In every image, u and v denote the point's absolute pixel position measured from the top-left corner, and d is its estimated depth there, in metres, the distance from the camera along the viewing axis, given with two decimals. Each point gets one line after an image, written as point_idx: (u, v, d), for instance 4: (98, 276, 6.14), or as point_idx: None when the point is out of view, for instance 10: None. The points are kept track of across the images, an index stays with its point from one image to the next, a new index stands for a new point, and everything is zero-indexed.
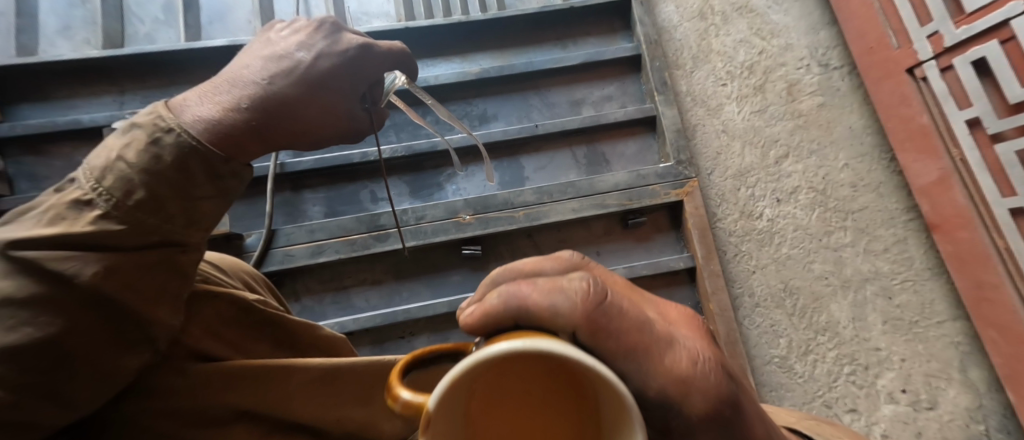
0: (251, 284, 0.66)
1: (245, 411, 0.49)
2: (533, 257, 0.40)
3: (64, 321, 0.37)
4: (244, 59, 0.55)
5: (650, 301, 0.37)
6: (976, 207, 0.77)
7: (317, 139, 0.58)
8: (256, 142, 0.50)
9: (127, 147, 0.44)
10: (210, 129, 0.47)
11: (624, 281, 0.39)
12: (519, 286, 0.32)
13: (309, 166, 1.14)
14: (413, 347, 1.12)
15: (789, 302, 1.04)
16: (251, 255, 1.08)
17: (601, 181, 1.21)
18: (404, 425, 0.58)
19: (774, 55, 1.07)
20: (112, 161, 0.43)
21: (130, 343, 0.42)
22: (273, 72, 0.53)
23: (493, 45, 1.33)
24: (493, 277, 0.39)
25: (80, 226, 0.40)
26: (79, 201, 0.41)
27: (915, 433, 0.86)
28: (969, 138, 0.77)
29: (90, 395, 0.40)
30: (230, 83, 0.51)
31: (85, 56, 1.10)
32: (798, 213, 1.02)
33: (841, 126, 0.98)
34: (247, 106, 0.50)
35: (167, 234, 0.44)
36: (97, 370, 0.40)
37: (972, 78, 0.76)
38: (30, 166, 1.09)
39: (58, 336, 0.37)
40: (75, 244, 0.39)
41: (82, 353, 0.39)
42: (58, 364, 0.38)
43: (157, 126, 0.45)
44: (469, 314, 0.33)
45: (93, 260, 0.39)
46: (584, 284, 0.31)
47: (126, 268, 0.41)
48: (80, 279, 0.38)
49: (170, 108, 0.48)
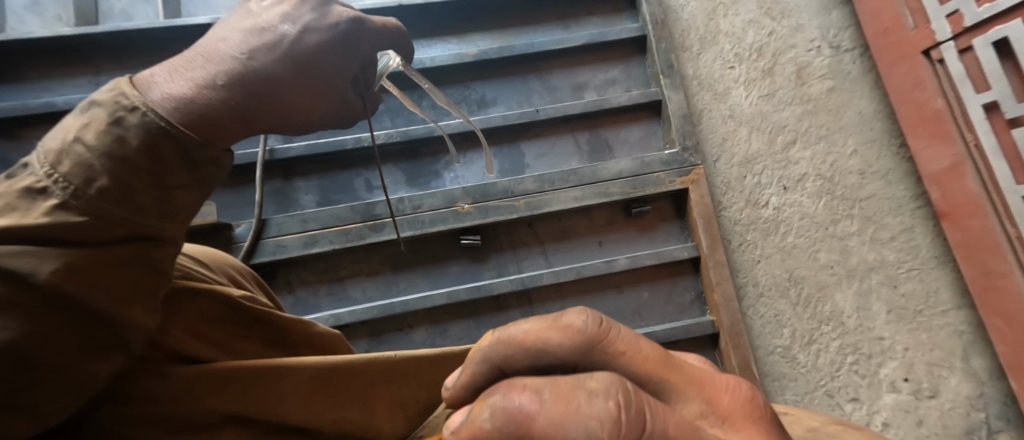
0: (237, 279, 0.62)
1: (233, 416, 0.46)
2: (536, 323, 0.36)
3: (22, 325, 0.33)
4: (221, 30, 0.50)
5: (693, 380, 0.34)
6: (987, 192, 0.73)
7: (302, 122, 0.54)
8: (234, 124, 0.46)
9: (86, 128, 0.40)
10: (181, 109, 0.43)
11: (658, 353, 0.35)
12: (515, 397, 0.30)
13: (300, 152, 1.10)
14: (411, 340, 1.10)
15: (794, 291, 1.03)
16: (239, 246, 1.04)
17: (603, 169, 1.17)
18: (406, 424, 0.55)
19: (784, 37, 1.03)
20: (69, 143, 0.39)
21: (100, 347, 0.38)
22: (254, 46, 0.49)
23: (491, 26, 1.28)
24: (484, 351, 0.37)
25: (34, 217, 0.36)
26: (32, 189, 0.37)
27: (915, 421, 0.85)
28: (984, 123, 0.73)
29: (57, 404, 0.36)
30: (205, 56, 0.47)
31: (57, 34, 1.04)
32: (806, 201, 0.99)
33: (851, 111, 0.94)
34: (223, 83, 0.46)
35: (136, 226, 0.40)
36: (63, 378, 0.36)
37: (992, 58, 0.71)
38: (3, 152, 1.04)
39: (13, 342, 0.33)
40: (28, 237, 0.35)
41: (45, 359, 0.35)
42: (18, 372, 0.34)
43: (119, 105, 0.41)
44: (455, 430, 0.31)
45: (50, 256, 0.35)
46: (610, 407, 0.28)
47: (92, 265, 0.37)
48: (37, 278, 0.34)
49: (136, 85, 0.44)
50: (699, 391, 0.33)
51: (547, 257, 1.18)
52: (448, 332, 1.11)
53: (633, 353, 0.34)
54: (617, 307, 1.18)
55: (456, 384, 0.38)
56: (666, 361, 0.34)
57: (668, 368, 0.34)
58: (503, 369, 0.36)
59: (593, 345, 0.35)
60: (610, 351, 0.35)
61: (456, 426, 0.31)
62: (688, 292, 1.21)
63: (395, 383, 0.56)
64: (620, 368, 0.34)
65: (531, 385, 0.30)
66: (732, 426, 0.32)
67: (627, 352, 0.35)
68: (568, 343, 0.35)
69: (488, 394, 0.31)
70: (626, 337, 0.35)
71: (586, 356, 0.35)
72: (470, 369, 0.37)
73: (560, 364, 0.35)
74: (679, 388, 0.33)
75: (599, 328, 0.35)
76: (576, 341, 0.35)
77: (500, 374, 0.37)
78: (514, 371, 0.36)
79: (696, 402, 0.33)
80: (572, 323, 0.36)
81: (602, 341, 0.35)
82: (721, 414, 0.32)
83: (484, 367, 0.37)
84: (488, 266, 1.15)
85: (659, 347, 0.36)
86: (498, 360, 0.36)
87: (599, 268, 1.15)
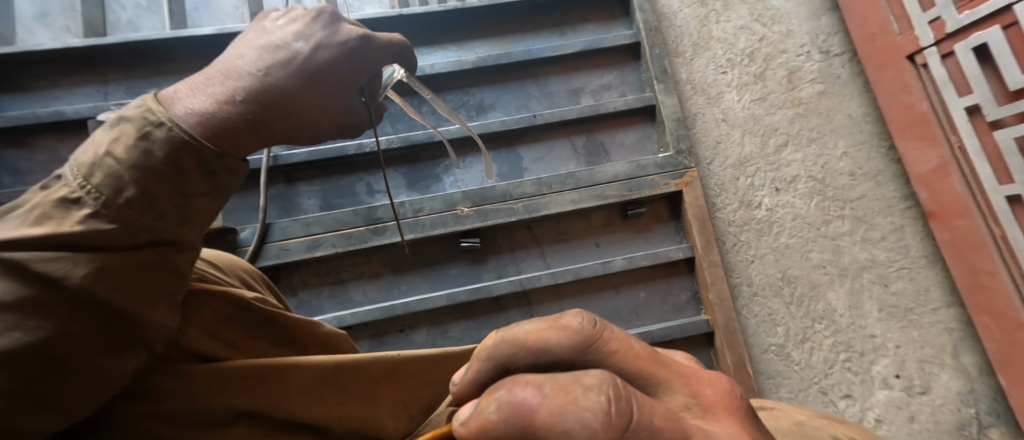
0: (248, 281, 0.64)
1: (245, 411, 0.48)
2: (535, 325, 0.38)
3: (54, 325, 0.36)
4: (238, 47, 0.52)
5: (676, 375, 0.36)
6: (972, 194, 0.75)
7: (313, 135, 0.56)
8: (250, 136, 0.48)
9: (116, 142, 0.42)
10: (203, 124, 0.45)
11: (648, 351, 0.37)
12: (517, 391, 0.32)
13: (303, 158, 1.12)
14: (412, 340, 1.12)
15: (787, 290, 1.04)
16: (245, 250, 1.06)
17: (600, 172, 1.20)
18: (410, 423, 0.57)
19: (776, 42, 1.06)
20: (100, 157, 0.41)
21: (122, 346, 0.40)
22: (270, 63, 0.51)
23: (489, 33, 1.30)
24: (489, 350, 0.39)
25: (69, 225, 0.38)
26: (67, 199, 0.40)
27: (908, 417, 0.87)
28: (967, 125, 0.75)
29: (85, 399, 0.38)
30: (223, 73, 0.49)
31: (66, 45, 1.06)
32: (797, 202, 1.01)
33: (841, 115, 0.97)
34: (241, 99, 0.48)
35: (159, 232, 0.42)
36: (91, 375, 0.38)
37: (972, 63, 0.73)
38: (13, 160, 1.05)
39: (45, 341, 0.35)
40: (63, 244, 0.38)
41: (74, 358, 0.37)
42: (47, 369, 0.36)
43: (147, 120, 0.43)
44: (466, 421, 0.33)
45: (83, 261, 0.37)
46: (603, 400, 0.29)
47: (118, 268, 0.39)
48: (69, 282, 0.37)
49: (160, 101, 0.46)
50: (685, 384, 0.35)
51: (545, 258, 1.20)
52: (448, 333, 1.13)
53: (626, 351, 0.36)
54: (614, 308, 1.21)
55: (463, 380, 0.40)
56: (655, 358, 0.36)
57: (657, 366, 0.36)
58: (506, 366, 0.38)
59: (587, 347, 0.36)
60: (603, 351, 0.36)
61: (466, 418, 0.34)
62: (684, 292, 1.23)
63: (398, 382, 0.57)
64: (612, 366, 0.36)
65: (533, 381, 0.32)
66: (714, 416, 0.34)
67: (619, 352, 0.36)
68: (567, 342, 0.36)
69: (494, 389, 0.33)
70: (620, 336, 0.37)
71: (583, 355, 0.36)
72: (476, 370, 0.39)
73: (559, 361, 0.37)
74: (666, 381, 0.35)
75: (594, 328, 0.37)
76: (574, 341, 0.36)
77: (503, 370, 0.38)
78: (518, 368, 0.38)
79: (682, 394, 0.35)
80: (570, 324, 0.37)
81: (594, 344, 0.36)
82: (704, 405, 0.35)
83: (490, 366, 0.38)
84: (487, 267, 1.17)
85: (649, 346, 0.38)
86: (502, 359, 0.38)
87: (597, 269, 1.17)
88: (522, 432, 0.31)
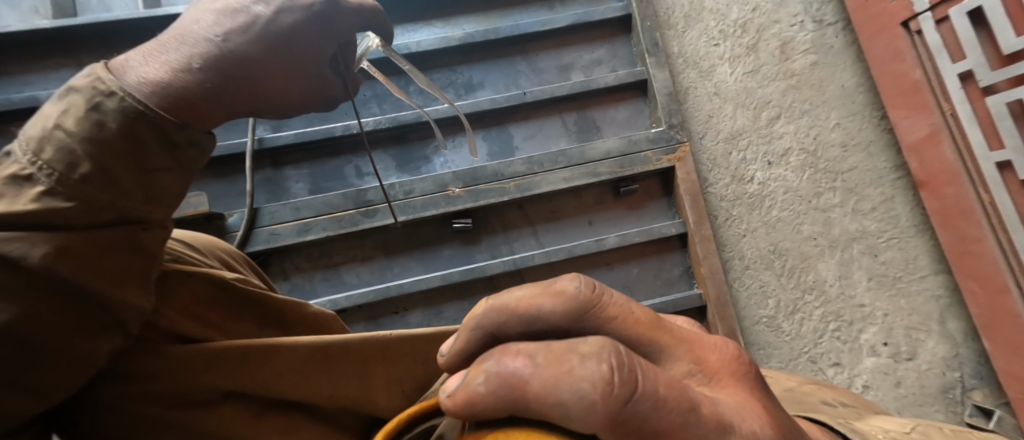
0: (229, 262, 0.64)
1: (233, 391, 0.48)
2: (529, 290, 0.34)
3: (18, 308, 0.36)
4: (194, 13, 0.51)
5: (684, 345, 0.33)
6: (963, 160, 0.74)
7: (274, 108, 0.55)
8: (211, 107, 0.48)
9: (65, 114, 0.41)
10: (158, 93, 0.44)
11: (649, 316, 0.33)
12: (502, 361, 0.29)
13: (288, 141, 1.10)
14: (407, 322, 1.12)
15: (778, 262, 1.07)
16: (233, 235, 1.05)
17: (591, 149, 1.19)
18: (403, 399, 0.56)
19: (768, 12, 1.02)
20: (49, 130, 0.40)
21: (96, 328, 0.40)
22: (228, 28, 0.49)
23: (476, 8, 1.27)
24: (477, 318, 0.35)
25: (22, 204, 0.37)
26: (17, 177, 0.38)
27: (895, 382, 0.89)
28: (960, 91, 0.73)
29: (59, 379, 0.39)
30: (179, 40, 0.48)
31: (34, 27, 1.02)
32: (788, 175, 1.01)
33: (834, 85, 0.93)
34: (199, 67, 0.47)
35: (122, 210, 0.41)
36: (65, 355, 0.38)
37: (967, 28, 0.71)
38: None
39: (10, 323, 0.35)
40: (20, 223, 0.37)
41: (39, 340, 0.37)
42: (17, 350, 0.36)
43: (96, 90, 0.42)
44: (452, 393, 0.30)
45: (41, 241, 0.37)
46: (603, 370, 0.26)
47: (81, 247, 0.38)
48: (28, 262, 0.36)
49: (111, 71, 0.45)
50: (688, 350, 0.33)
51: (538, 237, 1.20)
52: (443, 314, 1.14)
53: (625, 317, 0.33)
54: (607, 284, 1.21)
55: (450, 350, 0.36)
56: (657, 323, 0.33)
57: (659, 331, 0.33)
58: (496, 334, 0.34)
59: (589, 313, 0.32)
60: (601, 317, 0.33)
61: (453, 389, 0.30)
62: (677, 267, 1.24)
63: (391, 359, 0.57)
64: (613, 333, 0.32)
65: (524, 349, 0.29)
66: (719, 383, 0.32)
67: (621, 317, 0.33)
68: (562, 309, 0.33)
69: (483, 359, 0.30)
70: (619, 302, 0.33)
71: (579, 323, 0.33)
72: (465, 342, 0.35)
73: (553, 330, 0.33)
74: (669, 348, 0.33)
75: (593, 293, 0.33)
76: (570, 307, 0.32)
77: (493, 339, 0.34)
78: (509, 337, 0.34)
79: (684, 361, 0.32)
80: (565, 288, 0.33)
81: (596, 309, 0.33)
82: (708, 372, 0.32)
83: (479, 335, 0.34)
84: (480, 248, 1.18)
85: (649, 310, 0.35)
86: (493, 329, 0.34)
87: (589, 247, 1.18)
88: (513, 405, 0.28)
